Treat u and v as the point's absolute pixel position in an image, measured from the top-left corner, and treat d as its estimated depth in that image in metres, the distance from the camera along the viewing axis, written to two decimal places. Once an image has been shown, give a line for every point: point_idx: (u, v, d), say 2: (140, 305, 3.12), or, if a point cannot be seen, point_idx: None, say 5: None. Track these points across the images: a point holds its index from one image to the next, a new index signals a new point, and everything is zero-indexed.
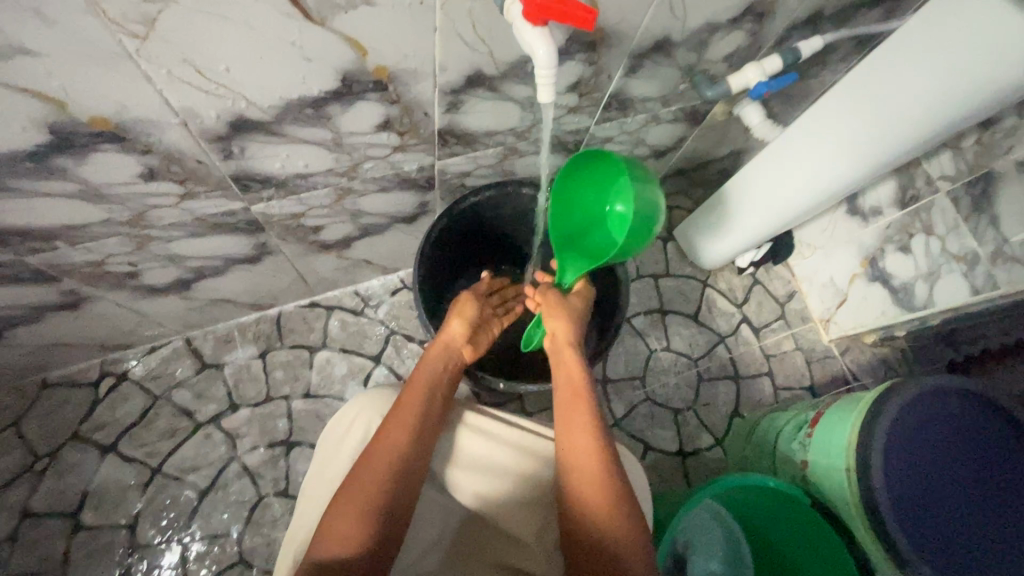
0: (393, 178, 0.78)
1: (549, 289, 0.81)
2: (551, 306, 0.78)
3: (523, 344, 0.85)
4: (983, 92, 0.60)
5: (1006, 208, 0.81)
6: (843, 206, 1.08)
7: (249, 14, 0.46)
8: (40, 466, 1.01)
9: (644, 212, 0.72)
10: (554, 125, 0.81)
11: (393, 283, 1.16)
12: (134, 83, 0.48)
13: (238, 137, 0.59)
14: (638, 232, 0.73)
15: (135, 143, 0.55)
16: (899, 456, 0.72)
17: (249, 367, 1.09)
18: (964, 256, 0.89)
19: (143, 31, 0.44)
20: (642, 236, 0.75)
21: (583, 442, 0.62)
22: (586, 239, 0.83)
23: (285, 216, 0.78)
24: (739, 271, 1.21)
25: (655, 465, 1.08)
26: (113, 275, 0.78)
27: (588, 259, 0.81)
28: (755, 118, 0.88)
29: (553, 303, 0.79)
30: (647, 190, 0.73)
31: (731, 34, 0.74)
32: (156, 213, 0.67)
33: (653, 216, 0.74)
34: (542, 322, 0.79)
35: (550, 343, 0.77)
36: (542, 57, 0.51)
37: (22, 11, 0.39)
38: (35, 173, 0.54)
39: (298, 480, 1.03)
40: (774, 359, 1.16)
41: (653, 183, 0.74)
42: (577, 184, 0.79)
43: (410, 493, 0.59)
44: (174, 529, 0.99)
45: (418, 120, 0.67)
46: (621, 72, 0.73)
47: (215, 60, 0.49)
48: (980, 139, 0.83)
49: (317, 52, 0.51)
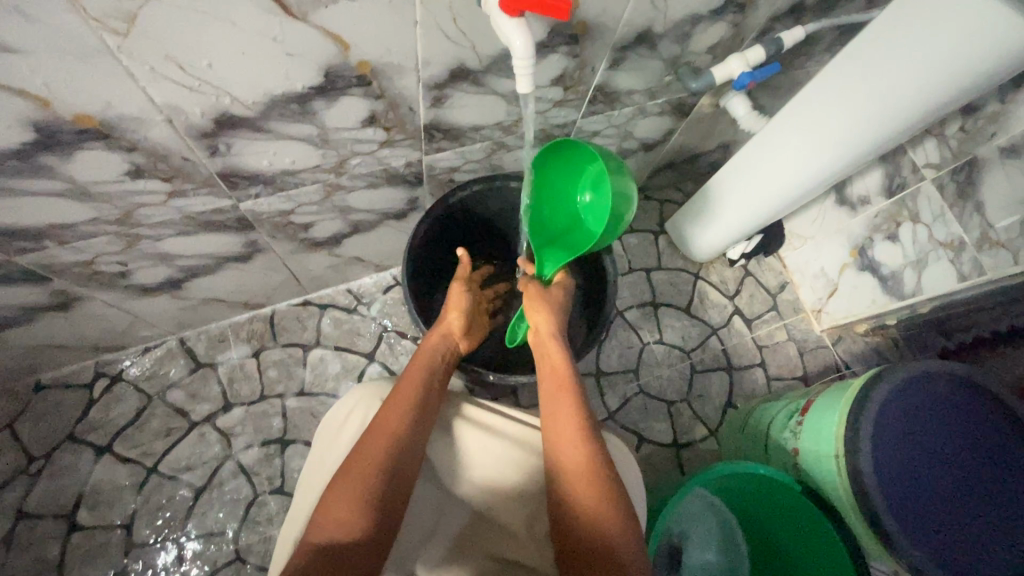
0: (381, 174, 0.78)
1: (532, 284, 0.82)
2: (533, 298, 0.80)
3: (508, 342, 0.85)
4: (964, 74, 0.60)
5: (990, 194, 0.82)
6: (832, 196, 1.08)
7: (228, 10, 0.46)
8: (35, 468, 1.01)
9: (618, 203, 0.74)
10: (541, 119, 0.81)
11: (386, 280, 1.16)
12: (118, 80, 0.49)
13: (224, 133, 0.59)
14: (612, 223, 0.76)
15: (120, 140, 0.55)
16: (886, 439, 0.74)
17: (243, 366, 1.09)
18: (951, 243, 0.90)
19: (123, 27, 0.44)
20: (615, 226, 0.78)
21: (572, 430, 0.62)
22: (562, 232, 0.84)
23: (275, 213, 0.78)
24: (730, 263, 1.22)
25: (649, 457, 1.08)
26: (103, 275, 0.78)
27: (566, 252, 0.83)
28: (741, 109, 0.89)
29: (534, 296, 0.80)
30: (619, 182, 0.75)
31: (713, 25, 0.75)
32: (144, 211, 0.67)
33: (625, 206, 0.76)
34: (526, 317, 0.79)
35: (534, 337, 0.78)
36: (520, 49, 0.52)
37: (3, 10, 0.40)
38: (21, 172, 0.54)
39: (294, 478, 1.04)
40: (766, 350, 1.17)
41: (627, 175, 0.76)
42: (551, 178, 0.81)
43: (405, 481, 0.60)
44: (170, 529, 1.00)
45: (403, 115, 0.67)
46: (605, 65, 0.74)
47: (197, 56, 0.49)
48: (963, 126, 0.83)
49: (299, 47, 0.52)
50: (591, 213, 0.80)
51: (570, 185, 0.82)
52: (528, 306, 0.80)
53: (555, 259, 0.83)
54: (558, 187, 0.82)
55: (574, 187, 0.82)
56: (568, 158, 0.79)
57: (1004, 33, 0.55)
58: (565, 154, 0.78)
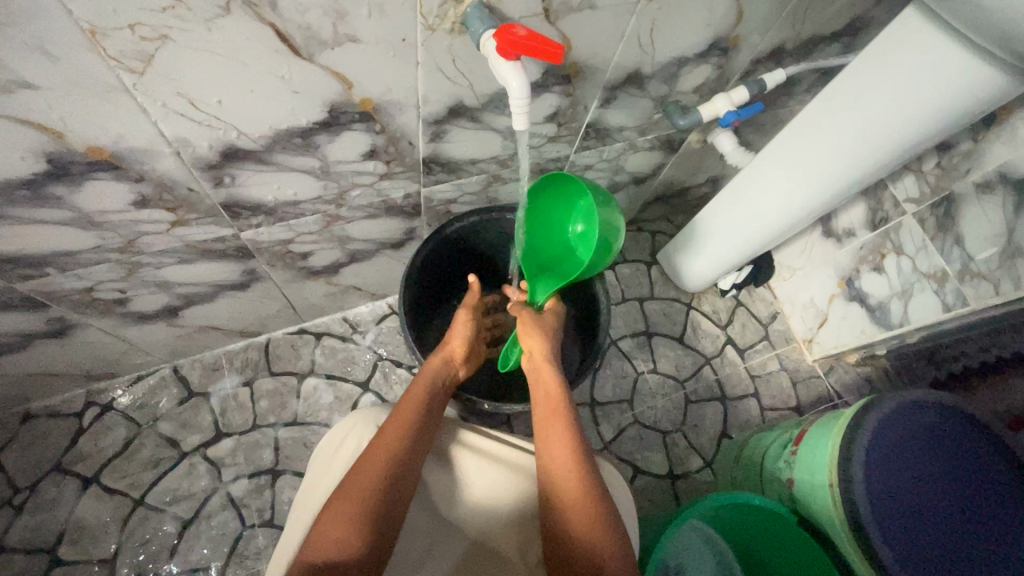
0: (379, 205, 0.80)
1: (523, 308, 0.84)
2: (539, 324, 0.80)
3: (501, 365, 0.86)
4: (934, 117, 0.64)
5: (970, 228, 0.85)
6: (819, 228, 1.11)
7: (241, 51, 0.49)
8: (19, 500, 1.00)
9: (606, 233, 0.78)
10: (535, 154, 0.84)
11: (382, 309, 1.18)
12: (132, 115, 0.51)
13: (229, 165, 0.61)
14: (600, 252, 0.78)
15: (128, 171, 0.57)
16: (878, 468, 0.74)
17: (236, 396, 1.09)
18: (934, 274, 0.92)
19: (140, 66, 0.47)
20: (603, 257, 0.80)
21: (565, 454, 0.63)
22: (552, 261, 0.86)
23: (274, 243, 0.80)
24: (722, 293, 1.24)
25: (644, 488, 1.08)
26: (102, 302, 0.79)
27: (554, 279, 0.85)
28: (727, 145, 0.92)
29: (528, 321, 0.80)
30: (608, 215, 0.78)
31: (699, 67, 0.78)
32: (147, 240, 0.69)
33: (613, 237, 0.79)
34: (519, 341, 0.80)
35: (528, 361, 0.78)
36: (516, 88, 0.54)
37: (27, 49, 0.42)
38: (29, 202, 0.56)
39: (284, 510, 1.02)
40: (760, 380, 1.18)
41: (614, 205, 0.79)
42: (543, 211, 0.84)
43: (400, 505, 0.60)
44: (153, 564, 0.98)
45: (403, 149, 0.70)
46: (597, 103, 0.77)
47: (208, 93, 0.52)
48: (939, 162, 0.86)
49: (305, 85, 0.54)
50: (581, 242, 0.83)
51: (560, 219, 0.85)
52: (520, 331, 0.81)
53: (546, 286, 0.85)
54: (549, 218, 0.85)
55: (564, 218, 0.85)
56: (561, 189, 0.82)
57: (971, 79, 0.59)
58: (557, 184, 0.81)
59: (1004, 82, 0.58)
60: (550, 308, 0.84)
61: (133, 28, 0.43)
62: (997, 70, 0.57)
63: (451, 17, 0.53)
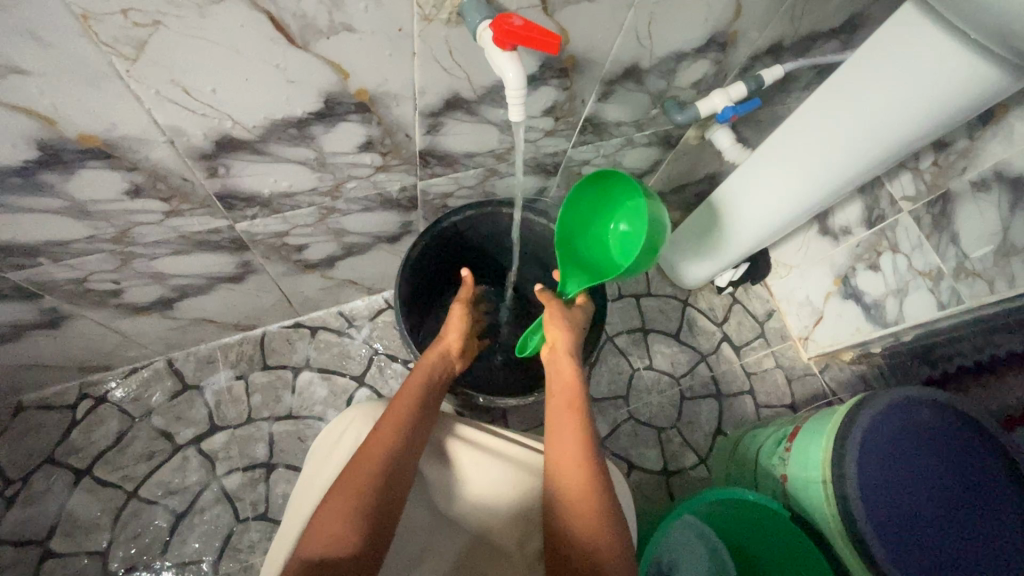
0: (376, 198, 0.80)
1: (551, 296, 0.83)
2: (553, 314, 0.80)
3: (518, 350, 0.86)
4: (933, 115, 0.64)
5: (965, 227, 0.85)
6: (815, 225, 1.11)
7: (235, 38, 0.48)
8: (11, 492, 0.99)
9: (655, 230, 0.78)
10: (533, 148, 0.84)
11: (378, 304, 1.18)
12: (125, 102, 0.50)
13: (223, 155, 0.61)
14: (647, 250, 0.79)
15: (122, 160, 0.56)
16: (874, 466, 0.74)
17: (230, 389, 1.09)
18: (929, 272, 0.92)
19: (133, 52, 0.46)
20: (647, 256, 0.81)
21: (567, 450, 0.63)
22: (593, 264, 0.87)
23: (269, 235, 0.79)
24: (718, 290, 1.24)
25: (639, 485, 1.08)
26: (95, 293, 0.79)
27: (586, 275, 0.85)
28: (725, 142, 0.93)
29: (556, 311, 0.80)
30: (654, 208, 0.78)
31: (697, 62, 0.78)
32: (140, 230, 0.68)
33: (659, 233, 0.79)
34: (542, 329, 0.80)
35: (550, 352, 0.78)
36: (512, 79, 0.55)
37: (19, 34, 0.42)
38: (22, 189, 0.55)
39: (277, 503, 1.02)
40: (754, 376, 1.18)
41: (658, 201, 0.80)
42: (589, 207, 0.85)
43: (396, 501, 0.60)
44: (145, 558, 0.97)
45: (399, 141, 0.69)
46: (594, 98, 0.77)
47: (202, 81, 0.51)
48: (936, 160, 0.86)
49: (300, 75, 0.54)
50: (624, 242, 0.86)
51: (602, 217, 0.87)
52: (543, 318, 0.81)
53: (578, 280, 0.85)
54: (593, 216, 0.87)
55: (606, 219, 0.88)
56: (610, 188, 0.84)
57: (971, 78, 0.59)
58: (609, 181, 0.83)
59: (1000, 79, 0.57)
60: (579, 303, 0.84)
61: (125, 13, 0.43)
62: (998, 69, 0.57)
63: (448, 7, 0.53)
